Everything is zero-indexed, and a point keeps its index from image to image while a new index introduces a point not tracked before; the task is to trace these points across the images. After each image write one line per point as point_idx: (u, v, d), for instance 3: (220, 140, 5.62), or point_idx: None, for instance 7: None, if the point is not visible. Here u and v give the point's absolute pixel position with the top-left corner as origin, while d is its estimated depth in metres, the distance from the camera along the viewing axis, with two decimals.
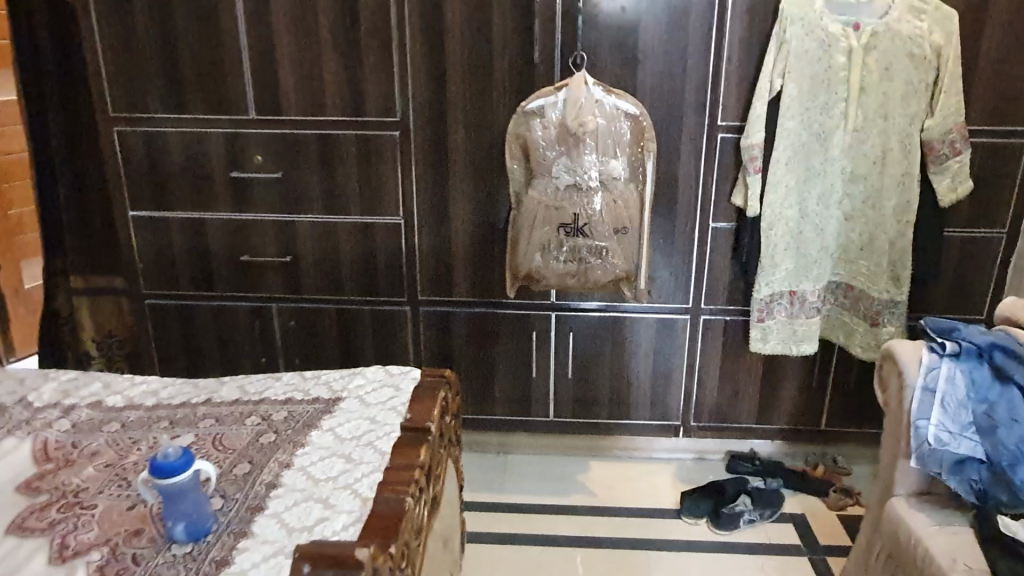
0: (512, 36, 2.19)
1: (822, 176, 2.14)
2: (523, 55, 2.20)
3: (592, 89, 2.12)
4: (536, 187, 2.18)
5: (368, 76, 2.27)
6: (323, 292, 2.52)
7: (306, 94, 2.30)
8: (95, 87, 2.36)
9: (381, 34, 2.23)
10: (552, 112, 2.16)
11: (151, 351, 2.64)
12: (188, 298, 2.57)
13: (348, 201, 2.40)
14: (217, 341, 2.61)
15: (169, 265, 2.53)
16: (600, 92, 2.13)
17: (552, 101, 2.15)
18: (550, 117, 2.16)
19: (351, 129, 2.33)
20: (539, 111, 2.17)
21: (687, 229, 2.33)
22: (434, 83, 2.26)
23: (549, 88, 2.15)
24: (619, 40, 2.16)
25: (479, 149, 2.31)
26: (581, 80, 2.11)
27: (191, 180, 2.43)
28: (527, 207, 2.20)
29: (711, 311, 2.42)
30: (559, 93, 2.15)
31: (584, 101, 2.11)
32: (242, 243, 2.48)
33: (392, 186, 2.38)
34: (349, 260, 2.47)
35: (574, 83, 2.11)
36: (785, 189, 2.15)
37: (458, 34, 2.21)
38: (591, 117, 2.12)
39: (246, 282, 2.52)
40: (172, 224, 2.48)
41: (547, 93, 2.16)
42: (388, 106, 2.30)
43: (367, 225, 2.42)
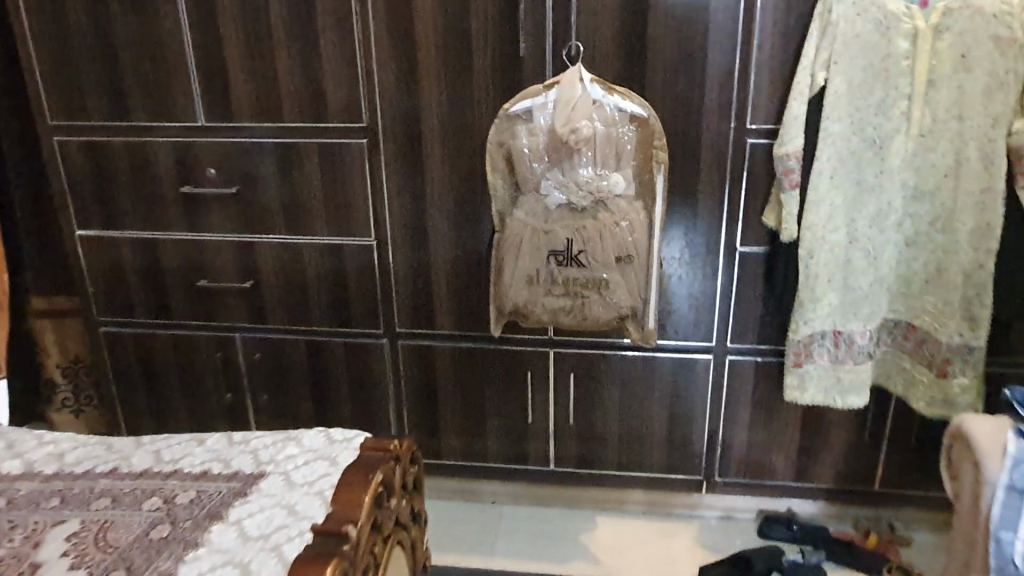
0: (495, 25, 1.82)
1: (877, 194, 1.71)
2: (508, 47, 1.84)
3: (592, 87, 1.75)
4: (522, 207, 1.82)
5: (328, 75, 1.93)
6: (291, 323, 2.21)
7: (259, 97, 1.98)
8: (30, 93, 2.09)
9: (342, 26, 1.89)
10: (540, 115, 1.78)
11: (110, 382, 2.39)
12: (145, 326, 2.30)
13: (312, 219, 2.08)
14: (178, 374, 2.33)
15: (122, 290, 2.26)
16: (599, 91, 1.76)
17: (541, 103, 1.78)
18: (538, 122, 1.78)
19: (312, 137, 2.00)
20: (525, 115, 1.81)
21: (708, 255, 1.93)
22: (405, 83, 1.91)
23: (539, 85, 1.78)
24: (623, 27, 1.77)
25: (460, 160, 1.96)
26: (576, 76, 1.73)
27: (140, 196, 2.14)
28: (510, 231, 1.83)
29: (739, 351, 2.02)
30: (550, 92, 1.77)
31: (579, 102, 1.73)
32: (198, 267, 2.19)
33: (362, 204, 2.04)
34: (316, 286, 2.15)
35: (567, 79, 1.73)
36: (829, 208, 1.73)
37: (430, 24, 1.85)
38: (586, 121, 1.73)
39: (205, 310, 2.23)
40: (122, 245, 2.21)
41: (534, 92, 1.79)
42: (353, 110, 1.96)
43: (335, 248, 2.10)
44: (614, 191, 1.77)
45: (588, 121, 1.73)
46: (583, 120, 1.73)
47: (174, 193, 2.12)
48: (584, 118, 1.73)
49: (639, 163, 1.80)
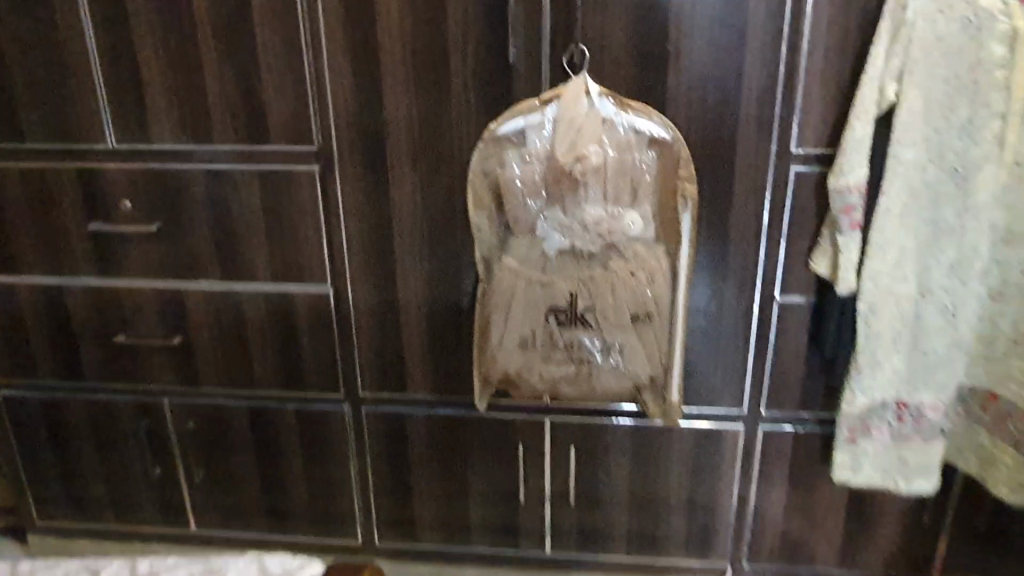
0: (477, 24, 1.45)
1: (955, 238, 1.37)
2: (494, 52, 1.47)
3: (602, 104, 1.39)
4: (511, 251, 1.46)
5: (269, 86, 1.55)
6: (230, 385, 1.82)
7: (184, 113, 1.59)
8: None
9: (284, 25, 1.50)
10: (535, 138, 1.42)
11: (14, 455, 1.97)
12: (50, 389, 1.89)
13: (254, 263, 1.69)
14: (96, 445, 1.93)
15: (22, 346, 1.85)
16: (611, 108, 1.39)
17: (536, 122, 1.41)
18: (532, 148, 1.42)
19: (251, 162, 1.61)
20: (516, 138, 1.43)
21: (740, 307, 1.59)
22: (365, 97, 1.54)
23: (534, 100, 1.41)
24: (638, 28, 1.41)
25: (435, 191, 1.58)
26: (583, 90, 1.38)
27: (38, 234, 1.74)
28: (498, 282, 1.46)
29: (775, 419, 1.68)
30: (548, 108, 1.41)
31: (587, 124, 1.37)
32: (114, 320, 1.79)
33: (314, 243, 1.66)
34: (260, 343, 1.76)
35: (570, 93, 1.38)
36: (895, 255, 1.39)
37: (396, 23, 1.48)
38: (593, 149, 1.36)
39: (125, 371, 1.83)
40: (20, 292, 1.80)
41: (528, 109, 1.42)
42: (300, 130, 1.58)
43: (282, 296, 1.71)
44: (627, 234, 1.41)
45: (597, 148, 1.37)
46: (591, 147, 1.37)
47: (81, 230, 1.72)
48: (592, 145, 1.38)
49: (658, 197, 1.43)
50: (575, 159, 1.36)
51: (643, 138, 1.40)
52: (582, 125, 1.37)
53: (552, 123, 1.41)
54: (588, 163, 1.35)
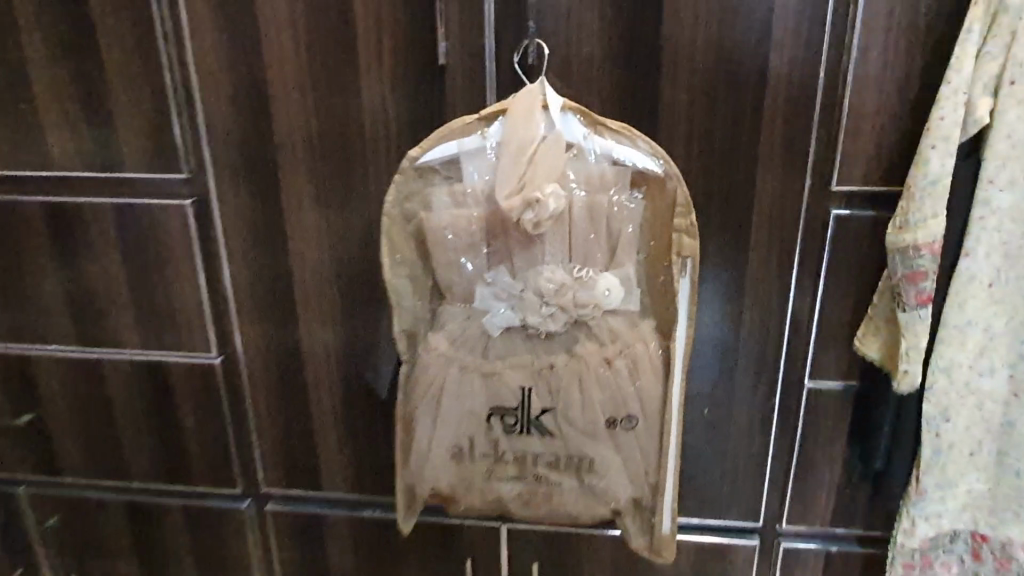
0: (396, 10, 1.04)
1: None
2: (421, 49, 1.06)
3: (565, 122, 1.00)
4: (441, 325, 1.05)
5: (121, 94, 1.14)
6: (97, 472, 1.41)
7: (13, 131, 1.18)
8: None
9: (133, 11, 1.09)
10: (472, 168, 1.01)
11: None
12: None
13: (119, 326, 1.28)
14: None
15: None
16: (579, 128, 1.00)
17: (474, 147, 1.01)
18: (468, 183, 1.01)
19: (106, 196, 1.21)
20: (446, 169, 1.04)
21: (755, 391, 1.18)
22: (249, 110, 1.13)
23: (470, 116, 1.01)
24: (618, 21, 1.01)
25: (348, 235, 1.18)
26: (539, 103, 0.98)
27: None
28: (423, 371, 1.05)
29: (801, 537, 1.26)
30: (490, 128, 1.01)
31: (542, 149, 0.97)
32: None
33: (191, 301, 1.25)
34: (134, 425, 1.36)
35: (521, 107, 0.98)
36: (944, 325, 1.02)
37: (286, 8, 1.06)
38: (550, 186, 0.96)
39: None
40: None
41: (466, 128, 1.02)
42: (162, 152, 1.16)
43: (154, 367, 1.30)
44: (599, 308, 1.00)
45: (556, 185, 0.96)
46: (545, 186, 0.95)
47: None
48: (547, 183, 0.96)
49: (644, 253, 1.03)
50: (524, 202, 0.95)
51: (623, 170, 1.01)
52: (535, 151, 0.97)
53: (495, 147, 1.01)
54: (542, 208, 0.94)
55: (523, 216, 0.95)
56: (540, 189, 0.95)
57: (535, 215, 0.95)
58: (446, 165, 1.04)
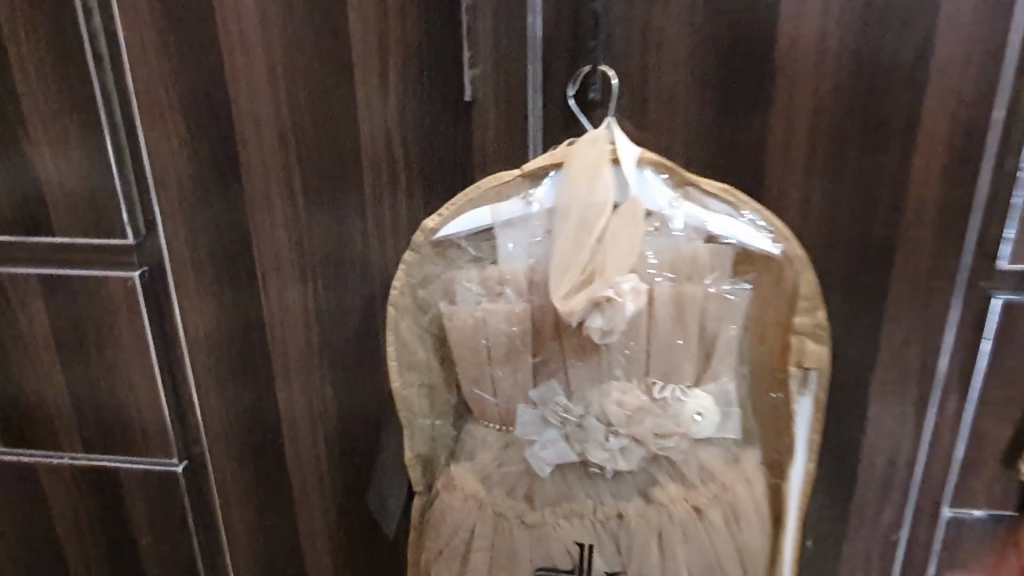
0: (412, 29, 0.78)
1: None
2: (444, 81, 0.80)
3: (642, 182, 0.72)
4: (469, 455, 0.78)
5: (40, 138, 0.84)
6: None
7: None
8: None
9: (48, 28, 0.79)
10: (512, 245, 0.74)
11: None
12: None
13: (54, 425, 0.99)
14: None
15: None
16: (662, 191, 0.72)
17: (514, 215, 0.74)
18: (506, 266, 0.74)
19: (30, 266, 0.91)
20: (474, 244, 0.76)
21: (873, 518, 0.91)
22: (210, 160, 0.84)
23: (508, 173, 0.74)
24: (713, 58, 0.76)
25: (343, 320, 0.90)
26: (607, 157, 0.71)
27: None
28: (446, 520, 0.78)
29: None
30: (535, 189, 0.74)
31: (612, 223, 0.69)
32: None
33: (144, 399, 0.97)
34: (76, 543, 1.06)
35: (581, 163, 0.71)
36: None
37: (261, 27, 0.78)
38: (625, 276, 0.68)
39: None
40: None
41: (504, 189, 0.74)
42: (97, 215, 0.87)
43: (100, 476, 1.01)
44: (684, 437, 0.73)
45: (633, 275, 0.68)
46: (618, 276, 0.67)
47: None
48: (620, 273, 0.67)
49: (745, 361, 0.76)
50: (589, 301, 0.66)
51: (723, 252, 0.72)
52: (603, 226, 0.69)
53: (543, 216, 0.74)
54: (620, 312, 0.66)
55: (588, 320, 0.67)
56: (611, 282, 0.67)
57: (607, 321, 0.67)
58: (476, 239, 0.76)
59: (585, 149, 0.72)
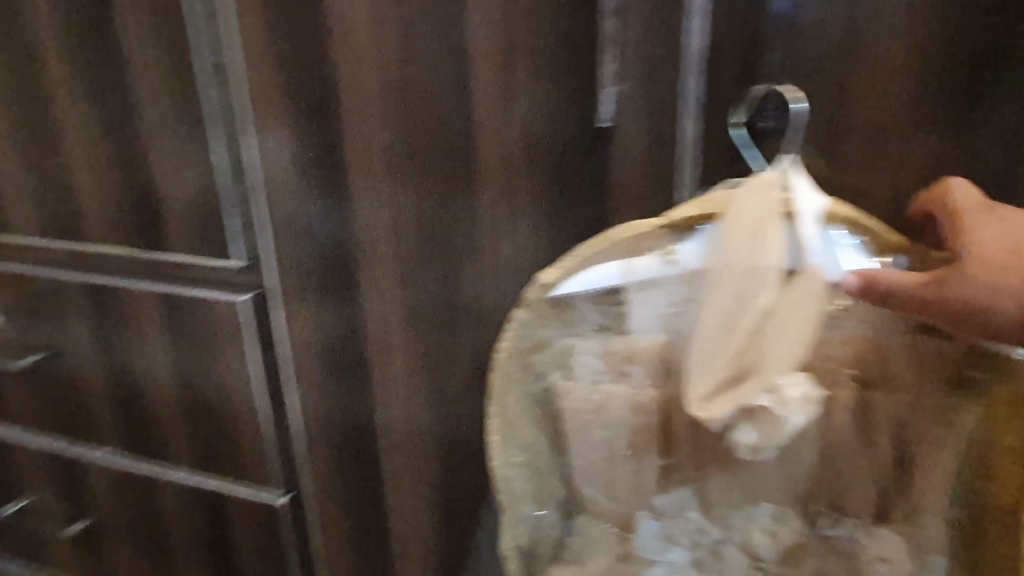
0: (545, 40, 0.67)
1: (858, 276, 0.52)
2: (581, 103, 0.68)
3: (829, 244, 0.52)
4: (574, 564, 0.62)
5: (161, 151, 0.79)
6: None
7: (41, 187, 0.87)
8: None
9: (165, 37, 0.73)
10: (646, 314, 0.58)
11: None
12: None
13: (172, 437, 0.95)
14: None
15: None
16: (855, 258, 0.53)
17: (650, 277, 0.57)
18: (637, 339, 0.59)
19: (149, 279, 0.87)
20: (599, 308, 0.60)
21: None
22: (320, 185, 0.76)
23: (646, 222, 0.57)
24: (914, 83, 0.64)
25: (453, 365, 0.81)
26: (778, 212, 0.53)
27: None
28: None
29: None
30: (681, 245, 0.56)
31: (781, 305, 0.52)
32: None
33: (248, 431, 0.90)
34: (187, 556, 1.02)
35: (745, 219, 0.53)
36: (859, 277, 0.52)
37: (378, 40, 0.69)
38: (789, 378, 0.53)
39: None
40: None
41: (642, 242, 0.57)
42: (210, 229, 0.80)
43: (209, 497, 0.96)
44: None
45: (800, 376, 0.53)
46: (781, 379, 0.52)
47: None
48: (784, 374, 0.52)
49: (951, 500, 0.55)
50: (737, 409, 0.53)
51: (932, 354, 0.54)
52: (768, 307, 0.52)
53: (687, 281, 0.56)
54: (781, 427, 0.53)
55: (736, 429, 0.54)
56: (771, 386, 0.52)
57: (761, 435, 0.53)
58: (600, 300, 0.59)
59: (749, 197, 0.53)
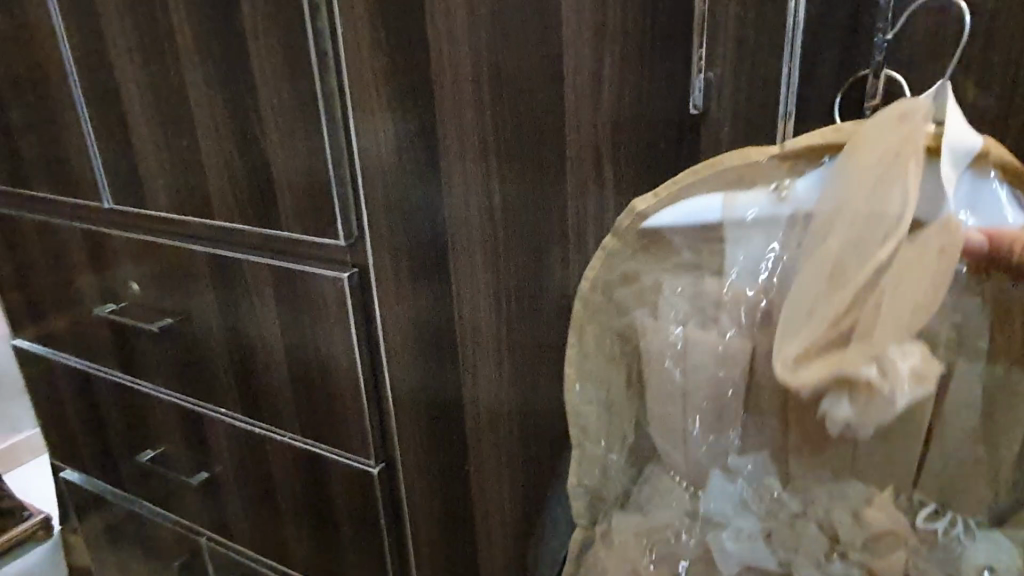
0: None
1: (980, 235, 0.53)
2: None
3: (974, 197, 0.54)
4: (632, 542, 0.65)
5: (274, 136, 0.85)
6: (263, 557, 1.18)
7: (176, 168, 0.96)
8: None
9: (282, 33, 0.78)
10: (741, 257, 0.60)
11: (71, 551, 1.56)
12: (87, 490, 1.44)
13: (281, 404, 1.02)
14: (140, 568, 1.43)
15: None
16: (1004, 215, 0.54)
17: (757, 213, 0.59)
18: (728, 286, 0.61)
19: (265, 255, 0.93)
20: (691, 242, 0.62)
21: None
22: (415, 172, 0.78)
23: (762, 152, 0.59)
24: None
25: None
26: (919, 146, 0.52)
27: (58, 306, 1.26)
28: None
29: None
30: (795, 183, 0.58)
31: (903, 266, 0.52)
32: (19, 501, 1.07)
33: (351, 407, 0.94)
34: (292, 514, 1.10)
35: (875, 156, 0.53)
36: (985, 238, 0.53)
37: (469, 31, 0.70)
38: (901, 350, 0.53)
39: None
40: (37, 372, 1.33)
41: (758, 180, 0.59)
42: (315, 210, 0.85)
43: (313, 461, 1.02)
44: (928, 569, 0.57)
45: (915, 349, 0.54)
46: (892, 348, 0.53)
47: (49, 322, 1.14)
48: (895, 342, 0.53)
49: (1021, 498, 0.57)
50: (835, 374, 0.54)
51: (1022, 337, 0.54)
52: (888, 259, 0.52)
53: (797, 219, 0.59)
54: (879, 404, 0.54)
55: (831, 403, 0.55)
56: (879, 354, 0.53)
57: (857, 411, 0.54)
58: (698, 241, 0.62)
59: (891, 134, 0.54)
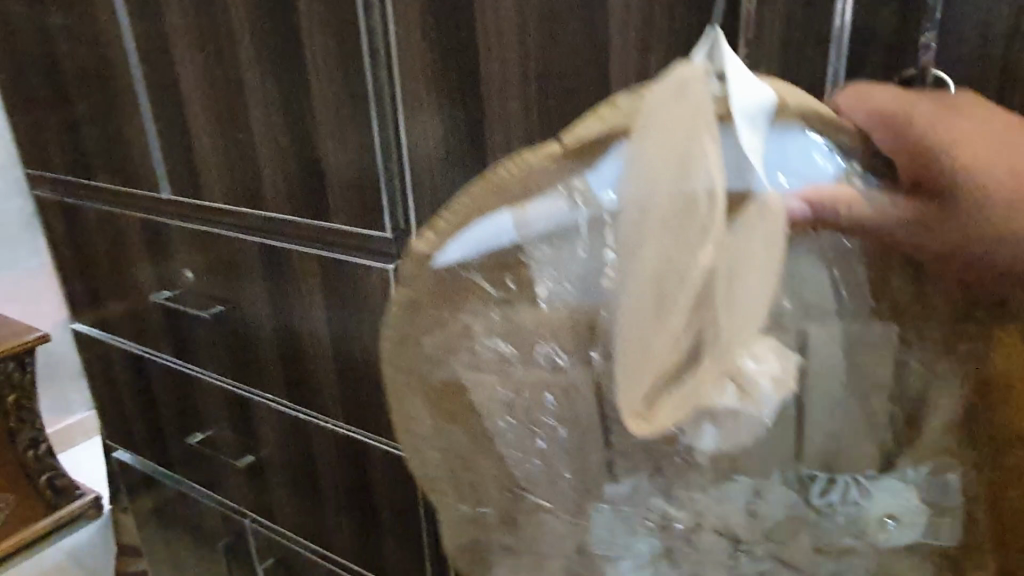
0: None
1: (802, 204, 0.47)
2: None
3: (777, 148, 0.47)
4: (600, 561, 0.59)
5: (327, 133, 0.87)
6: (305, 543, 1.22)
7: (231, 164, 0.99)
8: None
9: (340, 36, 0.80)
10: (548, 272, 0.55)
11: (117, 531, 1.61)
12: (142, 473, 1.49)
13: (327, 394, 1.05)
14: (186, 547, 1.48)
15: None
16: (818, 163, 0.47)
17: (552, 223, 0.53)
18: (552, 305, 0.55)
19: (314, 247, 0.96)
20: (495, 267, 0.56)
21: None
22: (464, 176, 0.80)
23: (540, 151, 0.51)
24: None
25: None
26: (698, 125, 0.46)
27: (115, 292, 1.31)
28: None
29: None
30: (583, 183, 0.51)
31: (726, 249, 0.47)
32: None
33: None
34: (336, 502, 1.12)
35: (665, 146, 0.47)
36: (807, 204, 0.47)
37: (521, 42, 0.72)
38: (756, 360, 0.49)
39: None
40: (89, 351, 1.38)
41: (550, 196, 0.52)
42: (365, 207, 0.87)
43: (357, 450, 1.04)
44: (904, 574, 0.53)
45: (772, 356, 0.49)
46: (745, 363, 0.48)
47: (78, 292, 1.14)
48: (745, 350, 0.48)
49: None
50: (689, 414, 0.50)
51: None
52: (710, 265, 0.46)
53: (598, 219, 0.52)
54: (746, 423, 0.50)
55: (694, 434, 0.51)
56: (731, 372, 0.48)
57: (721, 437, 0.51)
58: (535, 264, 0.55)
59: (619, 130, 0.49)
